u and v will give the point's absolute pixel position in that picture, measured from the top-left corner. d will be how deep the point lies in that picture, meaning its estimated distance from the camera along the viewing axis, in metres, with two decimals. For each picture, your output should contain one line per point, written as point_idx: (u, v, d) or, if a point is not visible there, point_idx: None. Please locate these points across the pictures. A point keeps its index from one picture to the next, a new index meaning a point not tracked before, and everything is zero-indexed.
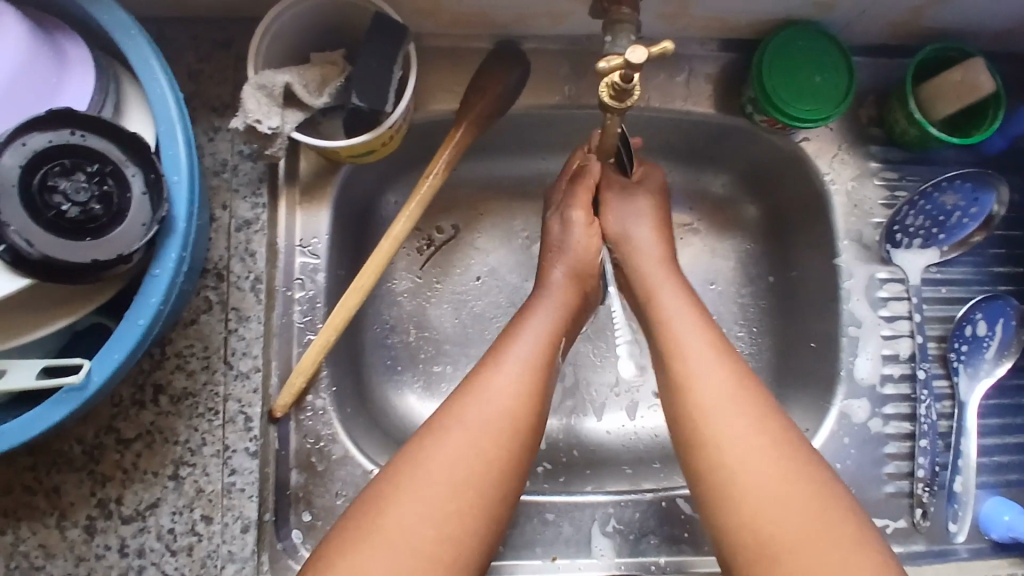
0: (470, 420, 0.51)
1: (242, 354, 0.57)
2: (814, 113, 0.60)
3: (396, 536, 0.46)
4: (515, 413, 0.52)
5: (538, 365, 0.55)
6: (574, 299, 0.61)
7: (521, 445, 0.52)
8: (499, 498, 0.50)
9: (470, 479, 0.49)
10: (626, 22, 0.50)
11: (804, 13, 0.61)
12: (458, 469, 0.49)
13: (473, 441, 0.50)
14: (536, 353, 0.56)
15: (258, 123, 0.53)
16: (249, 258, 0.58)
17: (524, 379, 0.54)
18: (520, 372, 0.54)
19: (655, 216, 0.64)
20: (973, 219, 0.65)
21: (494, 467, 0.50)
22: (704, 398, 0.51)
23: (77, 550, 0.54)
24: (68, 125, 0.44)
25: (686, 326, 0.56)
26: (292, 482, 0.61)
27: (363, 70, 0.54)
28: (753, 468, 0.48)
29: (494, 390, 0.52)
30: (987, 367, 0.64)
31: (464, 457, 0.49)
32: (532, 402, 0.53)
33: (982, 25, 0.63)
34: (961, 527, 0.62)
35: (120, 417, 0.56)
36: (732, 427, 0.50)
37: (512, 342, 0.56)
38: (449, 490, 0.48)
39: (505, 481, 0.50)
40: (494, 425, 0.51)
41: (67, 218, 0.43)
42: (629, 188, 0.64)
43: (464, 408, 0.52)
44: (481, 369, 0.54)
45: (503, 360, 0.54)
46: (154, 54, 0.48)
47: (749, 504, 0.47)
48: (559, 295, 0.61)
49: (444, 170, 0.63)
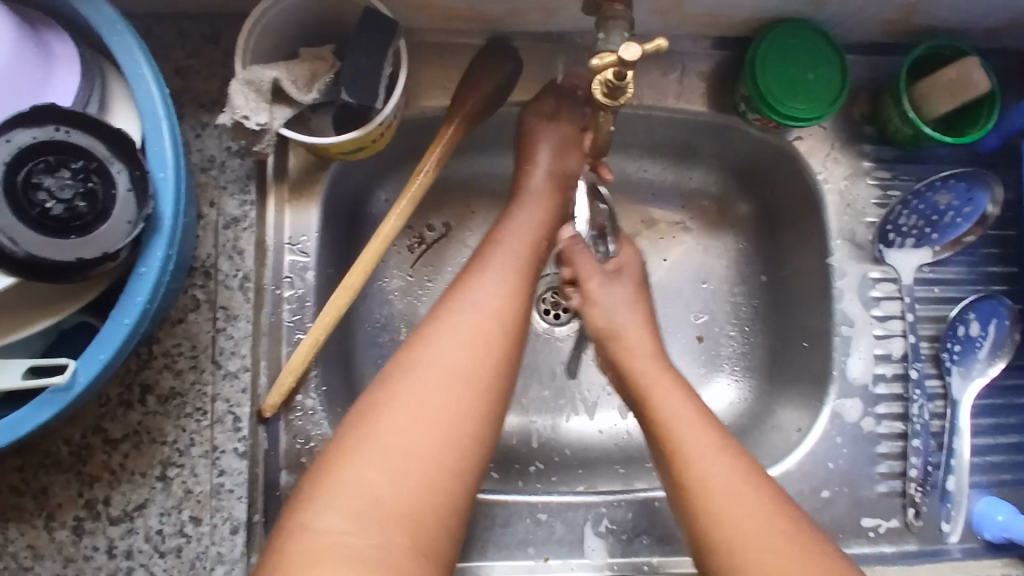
0: (458, 320, 0.51)
1: (230, 353, 0.57)
2: (807, 111, 0.60)
3: (398, 442, 0.45)
4: (502, 311, 0.52)
5: (520, 269, 0.56)
6: (558, 200, 0.63)
7: (514, 343, 0.52)
8: (498, 389, 0.50)
9: (473, 367, 0.49)
10: (620, 18, 0.49)
11: (798, 11, 0.61)
12: (456, 370, 0.48)
13: (465, 336, 0.50)
14: (520, 259, 0.56)
15: (246, 119, 0.53)
16: (237, 256, 0.58)
17: (512, 283, 0.54)
18: (507, 274, 0.55)
19: (637, 309, 0.62)
20: (966, 219, 0.65)
21: (491, 359, 0.50)
22: (684, 433, 0.52)
23: (65, 551, 0.53)
24: (52, 121, 0.43)
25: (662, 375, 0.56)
26: (281, 483, 0.60)
27: (354, 65, 0.53)
28: (736, 501, 0.49)
29: (483, 293, 0.53)
30: (980, 366, 0.64)
31: (459, 349, 0.49)
32: (519, 301, 0.54)
33: (975, 23, 0.63)
34: (953, 527, 0.62)
35: (107, 417, 0.55)
36: (721, 476, 0.50)
37: (499, 249, 0.57)
38: (455, 375, 0.48)
39: (504, 368, 0.51)
40: (488, 324, 0.51)
41: (51, 216, 0.43)
42: (612, 279, 0.63)
43: (455, 309, 0.52)
44: (465, 277, 0.55)
45: (490, 267, 0.55)
46: (141, 50, 0.47)
47: (747, 546, 0.47)
48: (544, 200, 0.62)
49: (435, 167, 0.62)
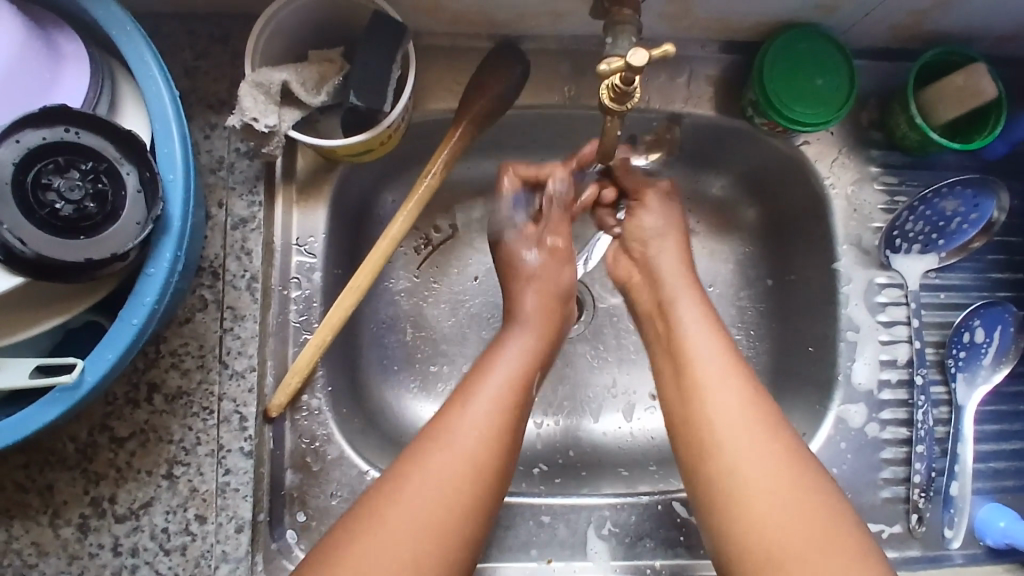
0: (459, 427, 0.51)
1: (237, 353, 0.57)
2: (815, 116, 0.60)
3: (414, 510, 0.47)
4: (476, 457, 0.50)
5: (521, 379, 0.55)
6: (551, 325, 0.61)
7: (485, 493, 0.50)
8: (489, 500, 0.50)
9: (438, 513, 0.47)
10: (628, 23, 0.50)
11: (806, 16, 0.61)
12: (429, 504, 0.48)
13: (464, 445, 0.50)
14: (505, 395, 0.53)
15: (255, 121, 0.53)
16: (245, 256, 0.58)
17: (488, 429, 0.51)
18: (489, 411, 0.52)
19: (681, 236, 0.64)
20: (973, 225, 0.64)
21: (455, 506, 0.48)
22: (716, 413, 0.51)
23: (70, 548, 0.54)
24: (63, 121, 0.44)
25: (701, 340, 0.55)
26: (286, 482, 0.60)
27: (363, 68, 0.54)
28: (766, 484, 0.48)
29: (456, 436, 0.50)
30: (984, 373, 0.63)
31: (457, 464, 0.49)
32: (495, 445, 0.51)
33: (984, 30, 0.63)
34: (956, 533, 0.62)
35: (114, 415, 0.55)
36: (738, 428, 0.50)
37: (483, 381, 0.54)
38: (428, 518, 0.47)
39: (496, 481, 0.50)
40: (456, 475, 0.49)
41: (60, 217, 0.43)
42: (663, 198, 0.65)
43: (457, 416, 0.51)
44: (472, 376, 0.55)
45: (472, 399, 0.52)
46: (151, 50, 0.48)
47: (757, 512, 0.47)
48: (536, 323, 0.60)
49: (442, 170, 0.62)
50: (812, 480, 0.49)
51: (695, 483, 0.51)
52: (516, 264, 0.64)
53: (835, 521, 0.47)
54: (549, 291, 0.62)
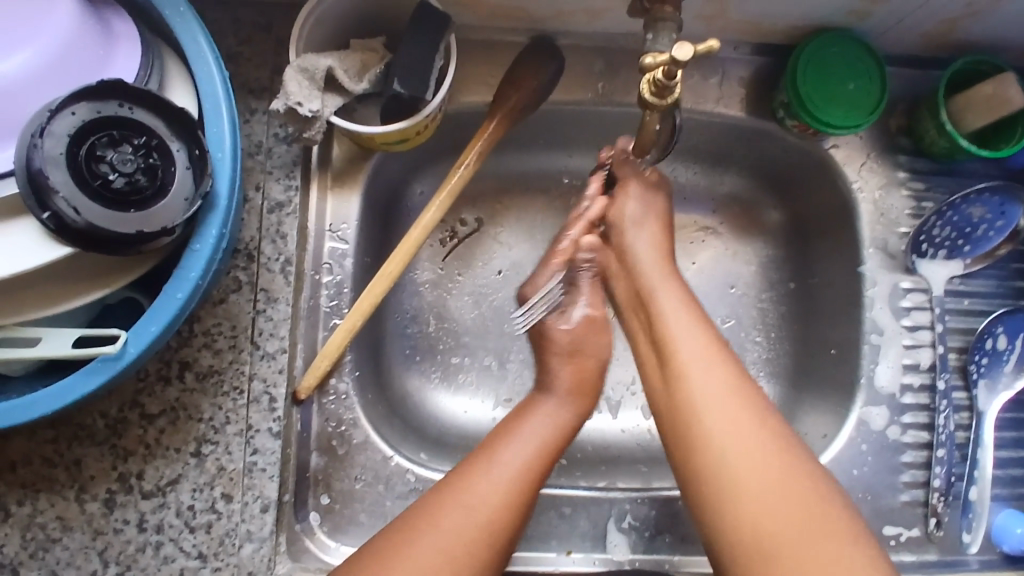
0: (479, 486, 0.52)
1: (269, 335, 0.58)
2: (846, 119, 0.60)
3: (426, 551, 0.49)
4: (494, 517, 0.51)
5: (547, 442, 0.56)
6: (584, 385, 0.61)
7: (499, 545, 0.51)
8: (501, 553, 0.52)
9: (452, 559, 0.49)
10: (669, 20, 0.50)
11: (840, 21, 0.62)
12: (442, 542, 0.49)
13: (481, 506, 0.51)
14: (526, 460, 0.54)
15: (299, 105, 0.54)
16: (280, 240, 0.59)
17: (508, 492, 0.52)
18: (510, 475, 0.53)
19: (659, 223, 0.63)
20: (999, 232, 0.65)
21: (467, 554, 0.50)
22: (700, 400, 0.52)
23: (95, 523, 0.54)
24: (117, 97, 0.44)
25: (683, 327, 0.56)
26: (312, 465, 0.61)
27: (406, 58, 0.55)
28: (754, 472, 0.49)
29: (476, 493, 0.52)
30: (1006, 379, 0.64)
31: (473, 523, 0.51)
32: (515, 505, 0.52)
33: (1016, 40, 0.64)
34: (974, 537, 0.63)
35: (145, 392, 0.56)
36: (723, 421, 0.51)
37: (505, 442, 0.56)
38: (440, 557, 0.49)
39: (507, 542, 0.52)
40: (470, 532, 0.50)
41: (112, 188, 0.44)
42: (646, 191, 0.63)
43: (479, 477, 0.53)
44: (493, 441, 0.56)
45: (494, 463, 0.54)
46: (204, 33, 0.49)
47: (744, 502, 0.48)
48: (574, 397, 0.60)
49: (476, 161, 0.63)
50: (795, 463, 0.50)
51: (681, 474, 0.52)
52: (551, 337, 0.62)
53: (819, 507, 0.48)
54: (585, 362, 0.61)
